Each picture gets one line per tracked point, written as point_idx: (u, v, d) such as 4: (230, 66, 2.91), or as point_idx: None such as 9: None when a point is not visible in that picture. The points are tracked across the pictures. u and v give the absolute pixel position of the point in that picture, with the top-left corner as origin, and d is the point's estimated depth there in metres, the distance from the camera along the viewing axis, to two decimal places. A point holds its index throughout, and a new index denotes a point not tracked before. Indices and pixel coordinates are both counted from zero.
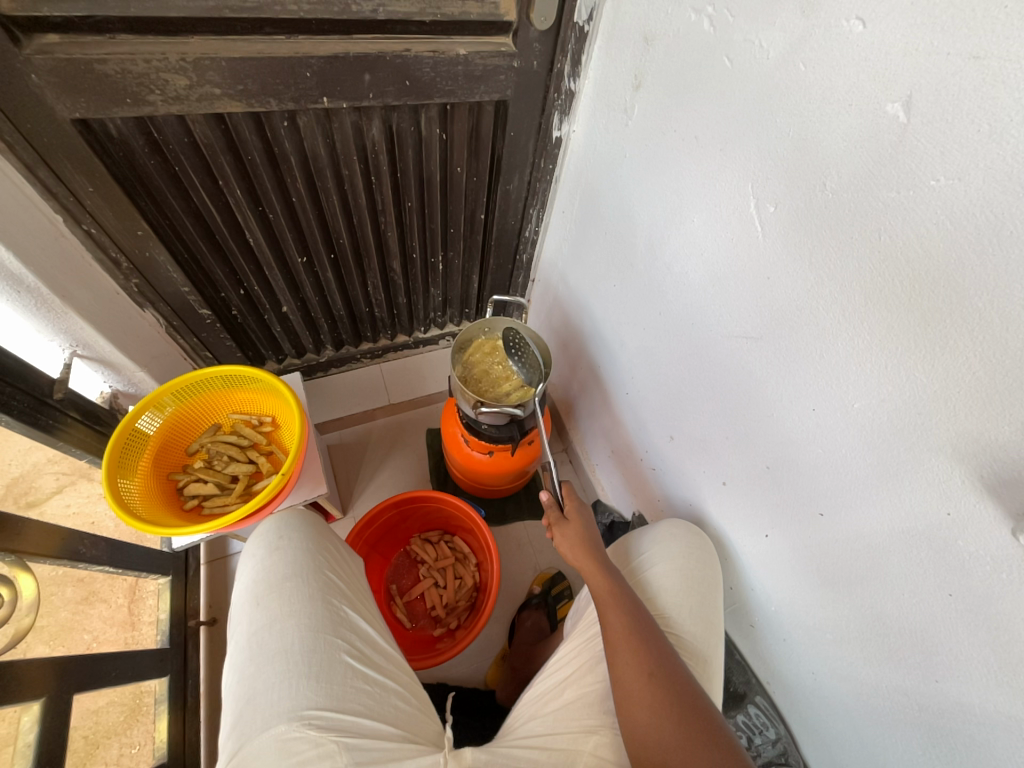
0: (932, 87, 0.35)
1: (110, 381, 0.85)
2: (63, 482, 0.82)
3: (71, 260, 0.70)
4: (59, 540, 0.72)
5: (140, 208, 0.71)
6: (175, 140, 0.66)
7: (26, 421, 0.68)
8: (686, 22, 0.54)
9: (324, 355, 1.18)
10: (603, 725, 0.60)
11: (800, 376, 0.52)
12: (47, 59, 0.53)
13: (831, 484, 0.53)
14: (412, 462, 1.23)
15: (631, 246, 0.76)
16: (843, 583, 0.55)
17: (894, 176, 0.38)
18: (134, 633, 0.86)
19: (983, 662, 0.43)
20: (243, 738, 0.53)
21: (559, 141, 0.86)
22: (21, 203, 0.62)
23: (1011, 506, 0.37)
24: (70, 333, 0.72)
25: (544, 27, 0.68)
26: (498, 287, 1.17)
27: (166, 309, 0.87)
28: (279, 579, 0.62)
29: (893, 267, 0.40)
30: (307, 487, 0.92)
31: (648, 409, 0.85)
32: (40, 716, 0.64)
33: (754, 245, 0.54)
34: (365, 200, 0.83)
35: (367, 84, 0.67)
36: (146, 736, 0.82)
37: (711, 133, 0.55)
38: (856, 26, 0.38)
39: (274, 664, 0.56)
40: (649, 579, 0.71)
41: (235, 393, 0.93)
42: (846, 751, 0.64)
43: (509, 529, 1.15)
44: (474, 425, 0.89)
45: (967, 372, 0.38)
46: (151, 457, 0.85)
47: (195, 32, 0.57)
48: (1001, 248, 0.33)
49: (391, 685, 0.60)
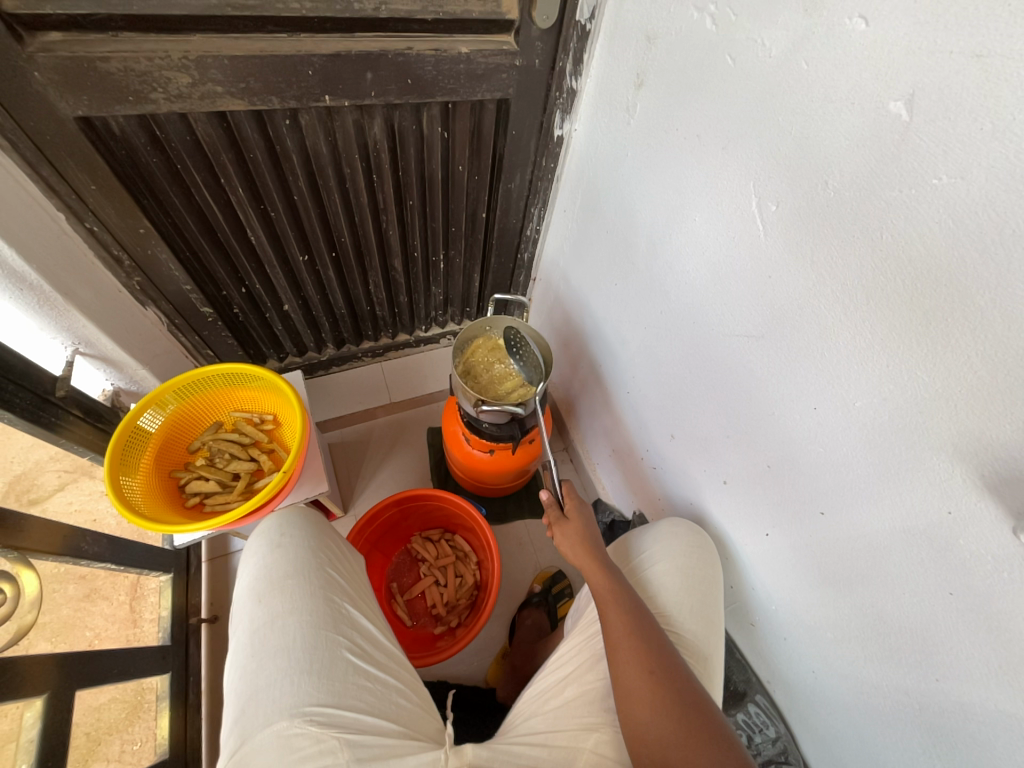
0: (935, 86, 0.35)
1: (112, 379, 0.85)
2: (65, 479, 0.82)
3: (72, 258, 0.70)
4: (61, 537, 0.72)
5: (142, 206, 0.71)
6: (177, 138, 0.66)
7: (28, 419, 0.68)
8: (688, 20, 0.54)
9: (325, 354, 1.19)
10: (603, 723, 0.60)
11: (802, 376, 0.52)
12: (50, 57, 0.54)
13: (832, 484, 0.53)
14: (413, 461, 1.23)
15: (632, 245, 0.76)
16: (844, 582, 0.55)
17: (896, 175, 0.39)
18: (136, 630, 0.86)
19: (983, 661, 0.43)
20: (244, 733, 0.53)
21: (560, 139, 0.86)
22: (23, 200, 0.62)
23: (1011, 505, 0.37)
24: (72, 331, 0.73)
25: (546, 26, 0.68)
26: (499, 286, 1.17)
27: (167, 307, 0.87)
28: (280, 576, 0.62)
29: (895, 266, 0.41)
30: (308, 486, 0.93)
31: (649, 408, 0.85)
32: (43, 711, 0.64)
33: (755, 244, 0.54)
34: (366, 199, 0.83)
35: (369, 82, 0.67)
36: (147, 733, 0.82)
37: (713, 132, 0.55)
38: (859, 25, 0.38)
39: (276, 661, 0.57)
40: (650, 578, 0.71)
41: (236, 391, 0.93)
42: (845, 749, 0.64)
43: (509, 528, 1.15)
44: (474, 425, 0.89)
45: (969, 371, 0.38)
46: (153, 455, 0.85)
47: (196, 31, 0.57)
48: (1004, 246, 0.33)
49: (391, 682, 0.60)
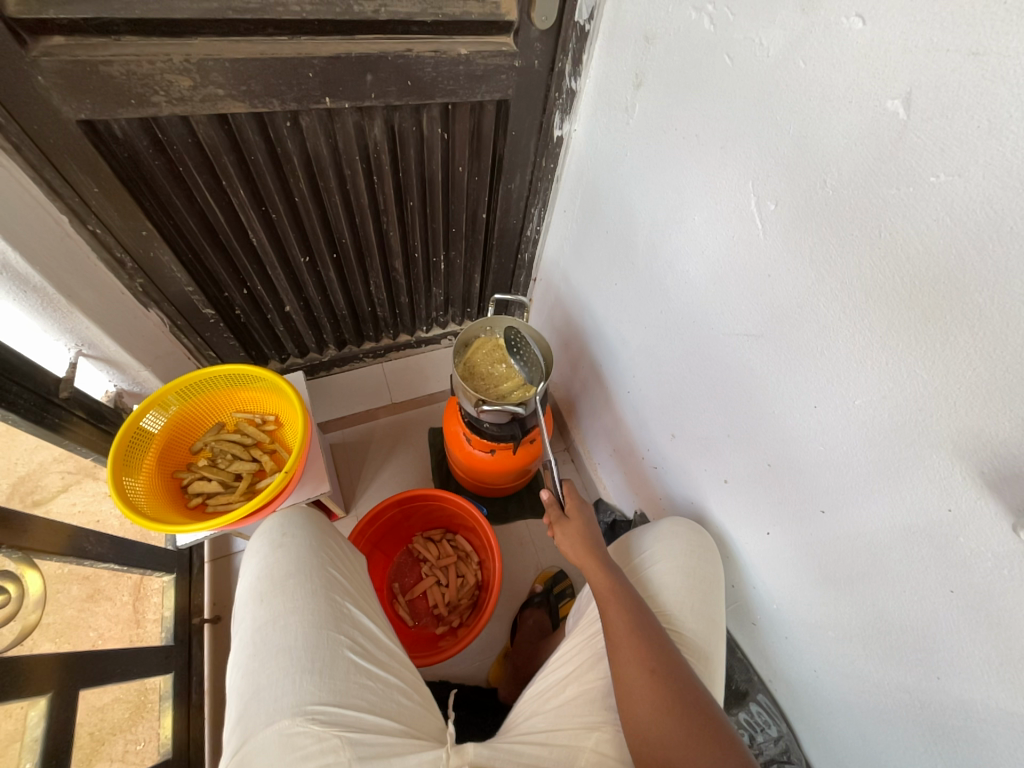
0: (932, 84, 0.35)
1: (115, 380, 0.86)
2: (69, 481, 0.82)
3: (76, 260, 0.70)
4: (65, 538, 0.73)
5: (144, 209, 0.72)
6: (179, 140, 0.66)
7: (32, 420, 0.68)
8: (686, 20, 0.55)
9: (325, 355, 1.19)
10: (605, 722, 0.60)
11: (802, 375, 0.52)
12: (53, 61, 0.54)
13: (832, 482, 0.53)
14: (414, 461, 1.23)
15: (632, 245, 0.76)
16: (844, 580, 0.55)
17: (893, 173, 0.39)
18: (140, 630, 0.87)
19: (985, 660, 0.43)
20: (247, 731, 0.53)
21: (560, 140, 0.86)
22: (27, 203, 0.63)
23: (1011, 502, 0.37)
24: (76, 333, 0.73)
25: (545, 27, 0.68)
26: (500, 286, 1.17)
27: (170, 309, 0.88)
28: (283, 576, 0.63)
29: (894, 264, 0.41)
30: (310, 486, 0.93)
31: (649, 407, 0.85)
32: (47, 711, 0.64)
33: (754, 242, 0.54)
34: (367, 200, 0.84)
35: (369, 84, 0.68)
36: (151, 733, 0.83)
37: (711, 131, 0.55)
38: (856, 24, 0.38)
39: (278, 660, 0.57)
40: (650, 577, 0.71)
41: (238, 393, 0.94)
42: (846, 747, 0.64)
43: (511, 528, 1.15)
44: (475, 424, 0.89)
45: (968, 369, 0.38)
46: (156, 456, 0.85)
47: (198, 34, 0.58)
48: (1001, 244, 0.34)
49: (393, 681, 0.60)
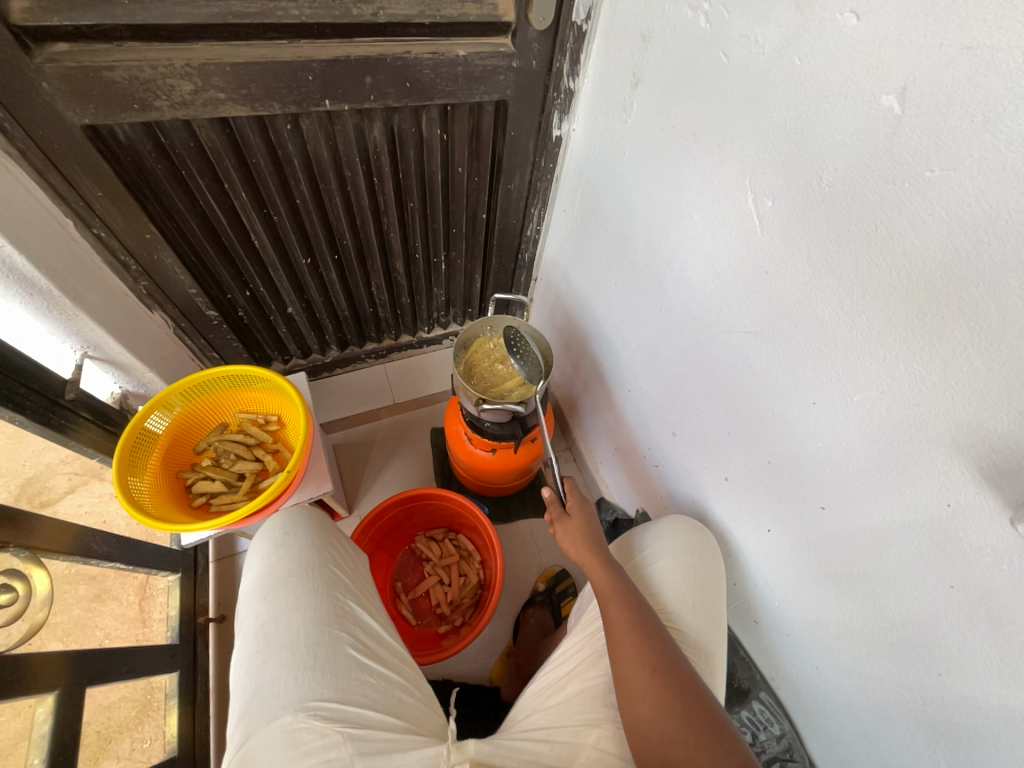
0: (926, 79, 0.35)
1: (120, 381, 0.87)
2: (76, 482, 0.83)
3: (81, 263, 0.71)
4: (71, 538, 0.74)
5: (148, 212, 0.73)
6: (181, 145, 0.67)
7: (38, 421, 0.69)
8: (682, 19, 0.55)
9: (327, 355, 1.20)
10: (606, 719, 0.60)
11: (802, 371, 0.52)
12: (57, 68, 0.55)
13: (832, 478, 0.53)
14: (417, 461, 1.24)
15: (631, 243, 0.77)
16: (845, 577, 0.55)
17: (888, 169, 0.39)
18: (146, 629, 0.88)
19: (986, 655, 0.43)
20: (250, 727, 0.54)
21: (559, 139, 0.86)
22: (34, 209, 0.64)
23: (1011, 496, 0.37)
24: (81, 334, 0.74)
25: (543, 27, 0.68)
26: (500, 286, 1.18)
27: (174, 310, 0.88)
28: (285, 574, 0.63)
29: (891, 260, 0.41)
30: (313, 485, 0.94)
31: (650, 405, 0.85)
32: (54, 708, 0.65)
33: (752, 239, 0.54)
34: (367, 202, 0.84)
35: (369, 86, 0.68)
36: (157, 731, 0.84)
37: (708, 129, 0.56)
38: (851, 19, 0.38)
39: (280, 657, 0.57)
40: (652, 575, 0.71)
41: (241, 393, 0.94)
42: (849, 745, 0.64)
43: (513, 527, 1.16)
44: (477, 423, 0.89)
45: (965, 363, 0.38)
46: (161, 456, 0.86)
47: (199, 39, 0.59)
48: (995, 237, 0.34)
49: (395, 679, 0.61)
